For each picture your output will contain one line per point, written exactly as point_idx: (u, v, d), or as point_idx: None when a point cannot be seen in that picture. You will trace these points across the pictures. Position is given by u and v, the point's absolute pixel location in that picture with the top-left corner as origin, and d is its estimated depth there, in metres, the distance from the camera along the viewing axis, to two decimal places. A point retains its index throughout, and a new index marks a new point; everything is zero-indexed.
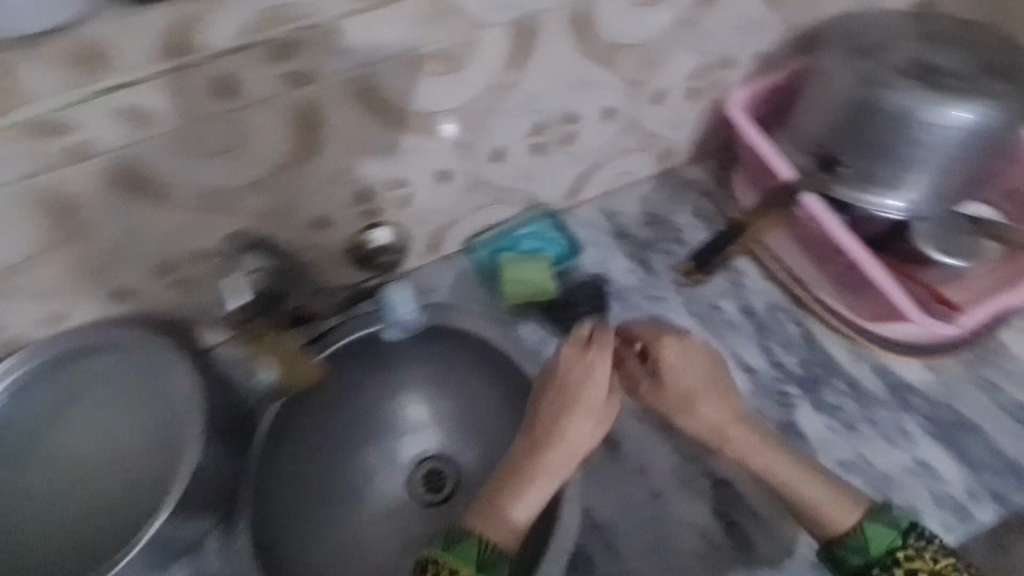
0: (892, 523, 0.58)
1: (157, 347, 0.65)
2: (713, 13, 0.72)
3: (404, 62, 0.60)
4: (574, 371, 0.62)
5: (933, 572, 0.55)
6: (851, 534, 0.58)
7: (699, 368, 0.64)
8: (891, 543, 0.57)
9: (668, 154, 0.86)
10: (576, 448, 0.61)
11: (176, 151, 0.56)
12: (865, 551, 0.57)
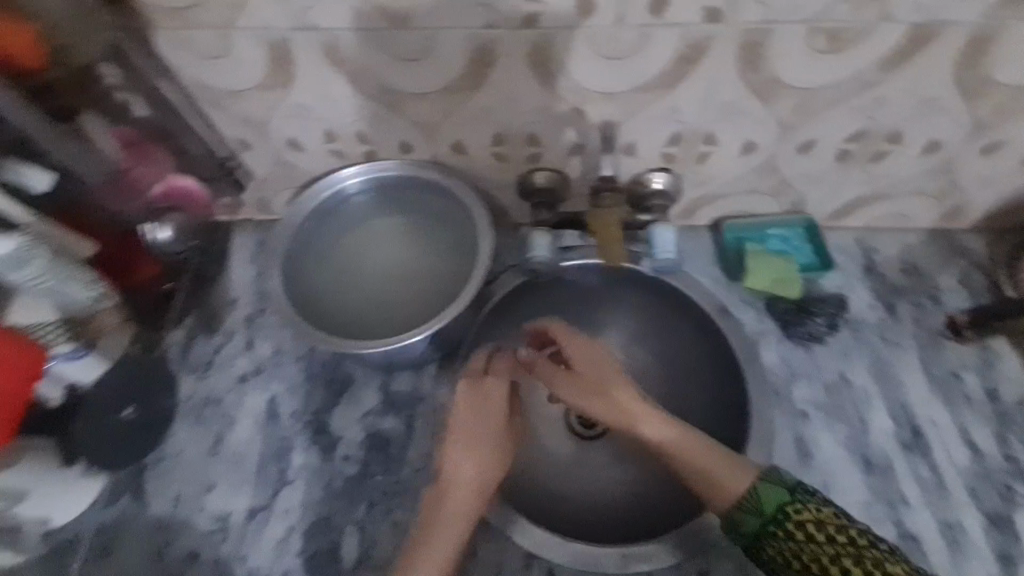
0: (783, 482, 0.62)
1: (315, 224, 0.79)
2: (893, 84, 0.68)
3: (572, 34, 0.63)
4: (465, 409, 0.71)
5: (818, 525, 0.59)
6: (748, 496, 0.62)
7: (597, 360, 0.72)
8: (781, 500, 0.61)
9: (795, 204, 0.89)
10: (475, 483, 0.69)
11: (371, 46, 0.65)
12: (757, 509, 0.61)
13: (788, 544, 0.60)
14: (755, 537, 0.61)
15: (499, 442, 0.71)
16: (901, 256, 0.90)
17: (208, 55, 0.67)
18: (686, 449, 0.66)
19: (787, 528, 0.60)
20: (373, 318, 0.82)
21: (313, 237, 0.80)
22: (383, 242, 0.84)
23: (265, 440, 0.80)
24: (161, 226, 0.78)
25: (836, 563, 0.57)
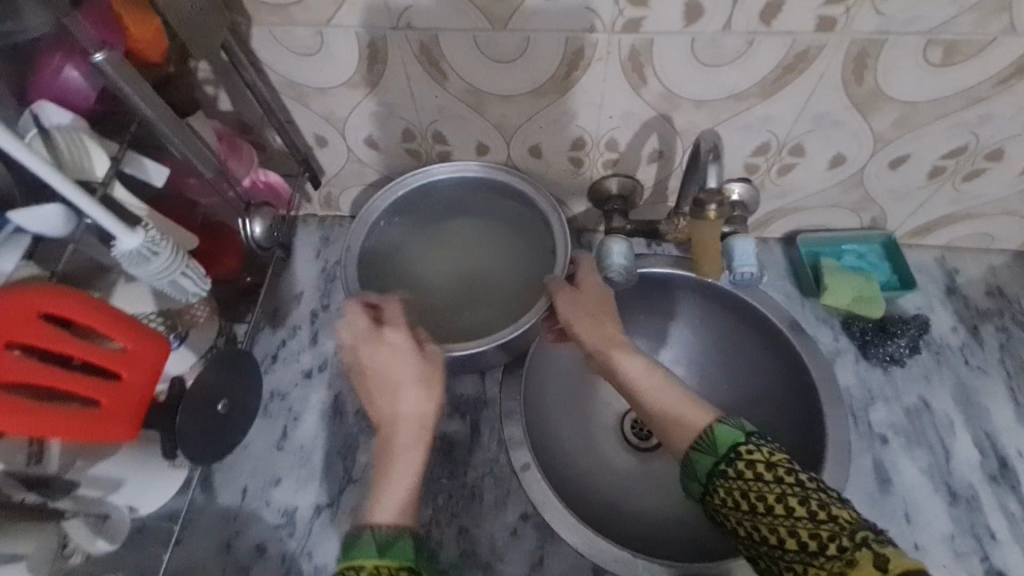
0: (740, 424, 0.56)
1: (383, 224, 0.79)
2: (1003, 100, 0.65)
3: (674, 39, 0.61)
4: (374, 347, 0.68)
5: (768, 465, 0.52)
6: (703, 437, 0.56)
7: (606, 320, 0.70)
8: (734, 441, 0.54)
9: (875, 220, 0.86)
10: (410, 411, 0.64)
11: (465, 45, 0.64)
12: (711, 451, 0.55)
13: (735, 480, 0.53)
14: (708, 480, 0.55)
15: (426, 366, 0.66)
16: (984, 278, 0.87)
17: (300, 51, 0.67)
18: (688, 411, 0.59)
19: (738, 467, 0.53)
20: (444, 318, 0.79)
21: (380, 243, 0.80)
22: (446, 245, 0.83)
23: (330, 437, 0.80)
24: (252, 220, 0.67)
25: (780, 503, 0.51)
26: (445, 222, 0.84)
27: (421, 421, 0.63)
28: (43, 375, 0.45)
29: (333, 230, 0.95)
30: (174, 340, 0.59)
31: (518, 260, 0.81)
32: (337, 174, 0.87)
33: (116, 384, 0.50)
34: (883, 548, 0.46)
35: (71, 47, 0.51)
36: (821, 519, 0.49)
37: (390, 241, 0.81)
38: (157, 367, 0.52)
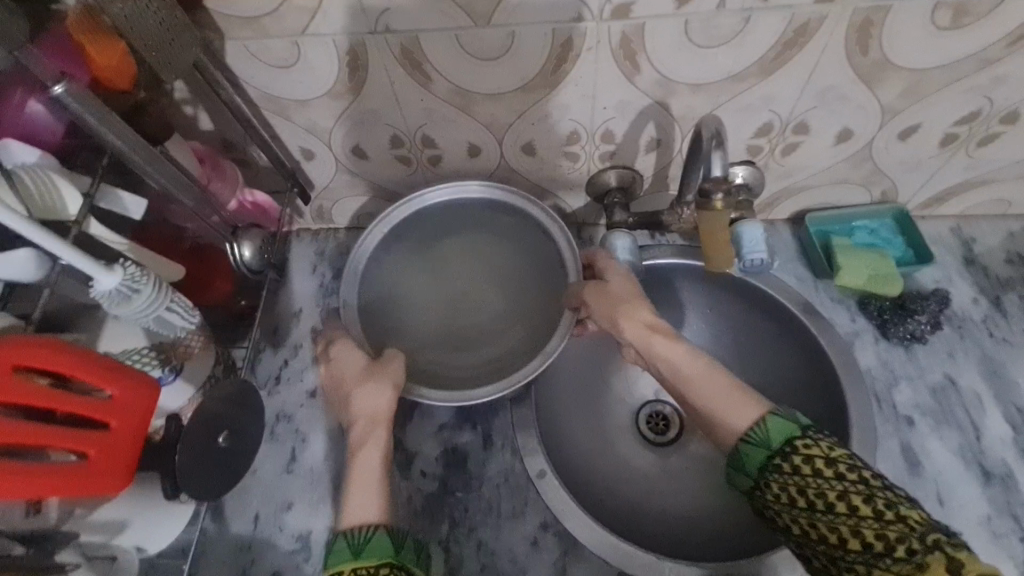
0: (794, 417, 0.54)
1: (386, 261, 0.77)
2: (1018, 60, 0.62)
3: (664, 23, 0.58)
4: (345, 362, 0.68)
5: (828, 461, 0.51)
6: (754, 429, 0.54)
7: (642, 311, 0.65)
8: (790, 434, 0.53)
9: (884, 194, 0.83)
10: (369, 410, 0.64)
11: (448, 46, 0.62)
12: (765, 443, 0.53)
13: (790, 476, 0.51)
14: (760, 474, 0.53)
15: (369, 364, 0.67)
16: (1003, 245, 0.84)
17: (278, 65, 0.65)
18: (707, 388, 0.58)
19: (794, 462, 0.51)
20: (452, 351, 0.74)
21: (381, 279, 0.77)
22: (445, 275, 0.79)
23: (339, 456, 0.78)
24: (240, 245, 0.66)
25: (842, 501, 0.49)
26: (438, 246, 0.79)
27: (374, 413, 0.64)
28: (26, 433, 0.43)
29: (328, 244, 0.93)
30: (169, 374, 0.57)
31: (523, 282, 0.77)
32: (327, 187, 0.85)
33: (104, 434, 0.48)
34: (957, 551, 0.45)
35: (30, 81, 0.50)
36: (889, 519, 0.48)
37: (386, 278, 0.77)
38: (146, 412, 0.50)
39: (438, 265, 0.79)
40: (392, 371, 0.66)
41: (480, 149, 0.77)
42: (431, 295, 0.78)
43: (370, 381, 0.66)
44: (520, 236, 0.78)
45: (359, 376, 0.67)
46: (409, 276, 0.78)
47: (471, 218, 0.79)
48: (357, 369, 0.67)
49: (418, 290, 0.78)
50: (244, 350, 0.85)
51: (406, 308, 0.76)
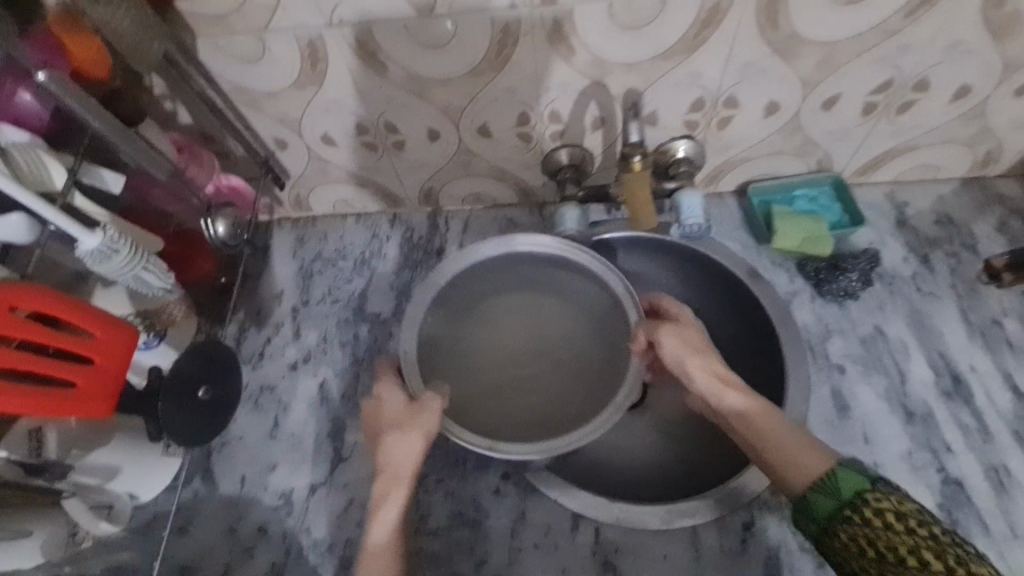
0: (864, 471, 0.59)
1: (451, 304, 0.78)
2: (918, 30, 0.68)
3: (590, 7, 0.65)
4: (388, 405, 0.67)
5: (897, 515, 0.55)
6: (826, 478, 0.59)
7: (693, 357, 0.68)
8: (861, 486, 0.58)
9: (820, 164, 0.89)
10: (402, 464, 0.63)
11: (398, 35, 0.68)
12: (834, 493, 0.58)
13: (861, 528, 0.56)
14: (828, 521, 0.58)
15: (412, 419, 0.65)
16: (933, 208, 0.89)
17: (246, 58, 0.71)
18: (785, 442, 0.62)
19: (864, 514, 0.56)
20: (503, 408, 0.75)
21: (445, 326, 0.77)
22: (507, 326, 0.80)
23: (318, 422, 0.84)
24: (214, 221, 0.71)
25: (912, 554, 0.53)
26: (502, 300, 0.80)
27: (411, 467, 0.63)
28: (24, 362, 0.49)
29: (306, 230, 1.00)
30: (154, 337, 0.65)
31: (580, 337, 0.79)
32: (302, 175, 0.92)
33: (91, 369, 0.54)
34: None
35: (19, 71, 0.56)
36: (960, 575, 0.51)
37: (450, 328, 0.78)
38: (127, 349, 0.57)
39: (500, 318, 0.80)
40: (422, 425, 0.64)
41: (439, 131, 0.83)
42: (491, 346, 0.79)
43: (400, 428, 0.65)
44: (575, 286, 0.78)
45: (397, 420, 0.66)
46: (473, 326, 0.79)
47: (534, 275, 0.80)
48: (395, 411, 0.67)
49: (480, 343, 0.79)
50: (229, 329, 0.91)
51: (468, 358, 0.78)
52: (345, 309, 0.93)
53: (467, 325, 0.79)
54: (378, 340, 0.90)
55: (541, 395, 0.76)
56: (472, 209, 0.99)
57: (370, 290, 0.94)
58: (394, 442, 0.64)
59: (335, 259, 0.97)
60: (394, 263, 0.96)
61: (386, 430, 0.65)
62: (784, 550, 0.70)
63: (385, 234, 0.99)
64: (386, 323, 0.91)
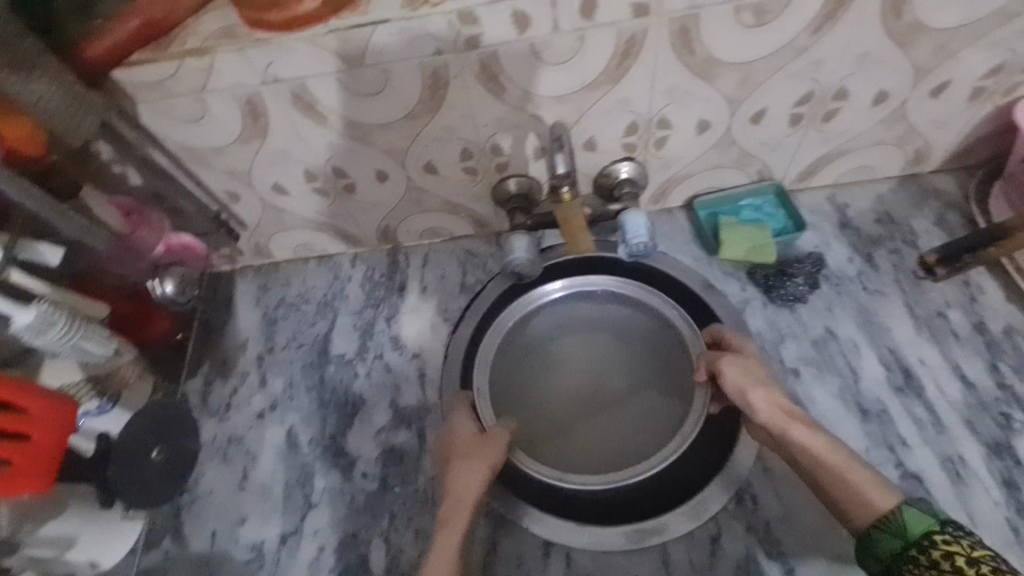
0: (930, 512, 0.61)
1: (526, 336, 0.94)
2: (827, 45, 0.71)
3: (512, 48, 0.67)
4: (461, 430, 0.80)
5: (968, 560, 0.58)
6: (892, 516, 0.62)
7: (748, 376, 0.74)
8: (928, 527, 0.60)
9: (760, 174, 0.91)
10: (466, 484, 0.73)
11: (332, 87, 0.70)
12: (900, 534, 0.61)
13: (927, 568, 0.59)
14: (892, 559, 0.61)
15: (482, 446, 0.77)
16: (873, 207, 0.92)
17: (187, 119, 0.73)
18: (833, 461, 0.65)
19: (930, 555, 0.59)
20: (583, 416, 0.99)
21: (534, 350, 0.97)
22: (587, 353, 0.99)
23: (287, 469, 0.84)
24: (162, 280, 0.78)
25: None
26: (579, 332, 0.98)
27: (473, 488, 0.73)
28: None
29: (268, 277, 1.00)
30: (108, 402, 0.77)
31: (644, 370, 0.97)
32: (257, 224, 0.93)
33: (29, 444, 0.61)
34: None
35: None
36: None
37: (543, 352, 0.98)
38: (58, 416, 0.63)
39: (573, 346, 0.98)
40: (493, 452, 0.77)
41: (387, 173, 0.85)
42: (578, 369, 1.01)
43: (472, 455, 0.76)
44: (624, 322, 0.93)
45: (468, 447, 0.77)
46: (558, 353, 0.99)
47: (601, 312, 0.94)
48: (468, 436, 0.79)
49: (568, 366, 1.00)
50: (193, 383, 0.91)
51: (560, 377, 1.00)
52: (309, 353, 0.93)
53: (554, 352, 0.99)
54: (343, 381, 0.90)
55: (614, 413, 0.99)
56: (431, 243, 1.00)
57: (334, 331, 0.94)
58: (462, 466, 0.75)
59: (299, 303, 0.97)
60: (357, 302, 0.96)
61: (461, 458, 0.76)
62: (754, 560, 0.70)
63: (346, 274, 0.99)
64: (351, 363, 0.91)
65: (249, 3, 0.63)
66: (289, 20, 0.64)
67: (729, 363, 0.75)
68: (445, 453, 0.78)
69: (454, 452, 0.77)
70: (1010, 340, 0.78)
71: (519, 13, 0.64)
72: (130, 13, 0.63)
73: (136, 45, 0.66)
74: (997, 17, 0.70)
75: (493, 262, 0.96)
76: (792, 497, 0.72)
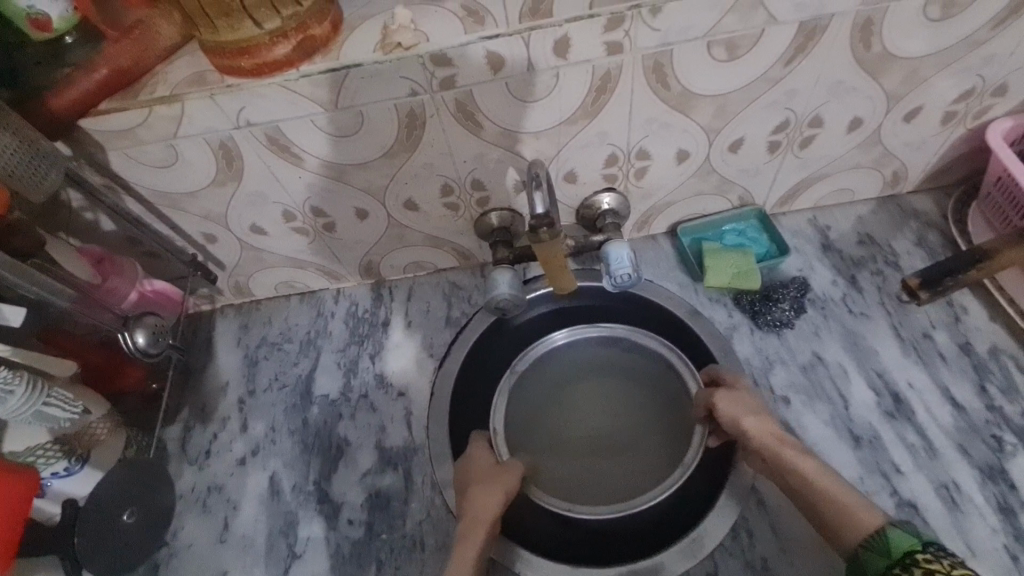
0: (914, 532, 0.60)
1: (531, 380, 0.96)
2: (800, 76, 0.71)
3: (487, 87, 0.67)
4: (478, 459, 0.81)
5: None
6: (875, 537, 0.61)
7: (745, 401, 0.75)
8: (911, 545, 0.59)
9: (742, 199, 0.91)
10: (481, 512, 0.73)
11: (307, 129, 0.69)
12: (886, 554, 0.60)
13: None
14: None
15: (494, 477, 0.78)
16: (855, 229, 0.92)
17: (159, 165, 0.72)
18: (828, 486, 0.65)
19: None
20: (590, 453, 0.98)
21: (537, 392, 0.98)
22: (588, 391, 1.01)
23: (270, 518, 0.81)
24: (133, 332, 0.74)
25: None
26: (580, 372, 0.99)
27: (490, 515, 0.73)
28: None
29: (249, 316, 0.98)
30: (77, 463, 0.74)
31: (642, 405, 0.98)
32: (236, 264, 0.91)
33: None
34: None
35: None
36: None
37: (546, 391, 0.99)
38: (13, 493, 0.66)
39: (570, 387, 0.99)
40: (504, 483, 0.78)
41: (367, 210, 0.83)
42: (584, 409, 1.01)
43: (485, 483, 0.77)
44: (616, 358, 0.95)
45: (481, 476, 0.78)
46: (558, 393, 1.00)
47: (598, 352, 0.97)
48: (484, 465, 0.80)
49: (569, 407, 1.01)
50: (171, 430, 0.88)
51: (565, 417, 1.00)
52: (291, 394, 0.90)
53: (555, 391, 1.00)
54: (327, 423, 0.87)
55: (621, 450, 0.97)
56: (415, 277, 0.98)
57: (317, 371, 0.92)
58: (478, 494, 0.75)
59: (281, 342, 0.95)
60: (340, 339, 0.94)
61: (474, 483, 0.76)
62: None
63: (330, 310, 0.97)
64: (335, 404, 0.89)
65: (218, 51, 0.62)
66: (259, 65, 0.63)
67: (723, 393, 0.77)
68: (460, 482, 0.78)
69: (465, 484, 0.77)
70: (996, 360, 0.78)
71: (492, 53, 0.64)
72: (99, 63, 0.63)
73: (103, 94, 0.65)
74: (965, 45, 0.71)
75: (478, 295, 0.95)
76: (787, 530, 0.71)
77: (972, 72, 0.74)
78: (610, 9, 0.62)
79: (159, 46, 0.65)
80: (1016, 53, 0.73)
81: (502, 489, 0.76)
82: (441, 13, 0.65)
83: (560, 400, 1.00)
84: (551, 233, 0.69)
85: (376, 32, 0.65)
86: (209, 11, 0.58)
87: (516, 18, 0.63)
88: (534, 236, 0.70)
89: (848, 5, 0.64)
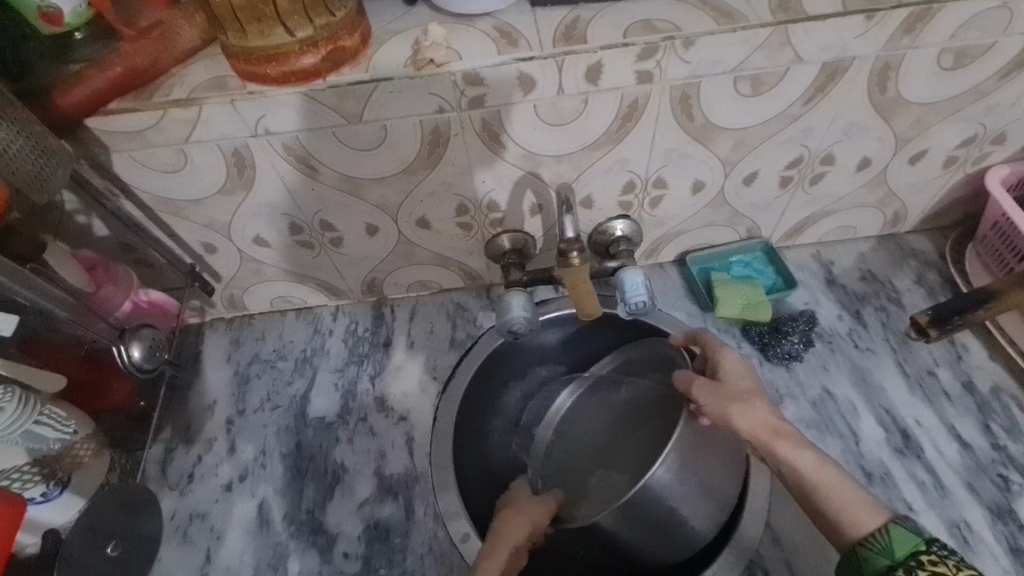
0: (919, 529, 0.55)
1: (559, 440, 0.96)
2: (818, 114, 0.73)
3: (515, 108, 0.66)
4: (517, 491, 0.82)
5: None
6: (876, 535, 0.56)
7: (745, 381, 0.70)
8: (915, 546, 0.54)
9: (750, 231, 0.92)
10: (516, 526, 0.72)
11: (327, 141, 0.67)
12: (887, 553, 0.54)
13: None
14: None
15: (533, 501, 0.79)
16: (857, 265, 0.94)
17: (166, 170, 0.69)
18: (826, 484, 0.60)
19: None
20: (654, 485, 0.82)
21: (576, 448, 0.95)
22: (636, 433, 0.91)
23: (257, 551, 0.75)
24: (129, 345, 0.70)
25: None
26: (614, 421, 0.94)
27: (529, 531, 0.72)
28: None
29: (242, 330, 0.94)
30: (55, 488, 0.69)
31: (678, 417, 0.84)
32: (233, 276, 0.87)
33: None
34: None
35: None
36: None
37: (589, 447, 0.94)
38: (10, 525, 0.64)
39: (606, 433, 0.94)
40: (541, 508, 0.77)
41: (378, 225, 0.81)
42: (639, 448, 0.89)
43: (522, 506, 0.77)
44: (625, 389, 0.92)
45: (520, 498, 0.79)
46: (598, 438, 0.95)
47: (610, 400, 0.94)
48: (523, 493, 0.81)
49: (623, 449, 0.91)
50: (152, 452, 0.82)
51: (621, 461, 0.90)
52: (285, 415, 0.85)
53: (590, 438, 0.95)
54: (322, 447, 0.83)
55: None
56: (419, 296, 0.96)
57: (313, 392, 0.87)
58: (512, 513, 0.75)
59: (275, 359, 0.91)
60: (339, 358, 0.90)
61: (505, 508, 0.76)
62: None
63: (328, 328, 0.94)
64: (331, 427, 0.84)
65: (245, 57, 0.60)
66: (285, 74, 0.61)
67: (702, 381, 0.70)
68: (499, 504, 0.79)
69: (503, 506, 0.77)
70: (999, 400, 0.80)
71: (525, 75, 0.63)
72: (116, 60, 0.60)
73: (113, 95, 0.62)
74: (972, 94, 0.74)
75: (484, 317, 0.93)
76: (803, 568, 0.70)
77: (975, 121, 0.77)
78: (644, 39, 0.62)
79: (177, 49, 0.64)
80: (1016, 105, 0.76)
81: (524, 521, 0.73)
82: (473, 34, 0.65)
83: (603, 443, 0.94)
84: (579, 259, 0.72)
85: (407, 47, 0.64)
86: (241, 16, 0.57)
87: (550, 43, 0.63)
88: (561, 258, 0.73)
89: (870, 50, 0.66)
